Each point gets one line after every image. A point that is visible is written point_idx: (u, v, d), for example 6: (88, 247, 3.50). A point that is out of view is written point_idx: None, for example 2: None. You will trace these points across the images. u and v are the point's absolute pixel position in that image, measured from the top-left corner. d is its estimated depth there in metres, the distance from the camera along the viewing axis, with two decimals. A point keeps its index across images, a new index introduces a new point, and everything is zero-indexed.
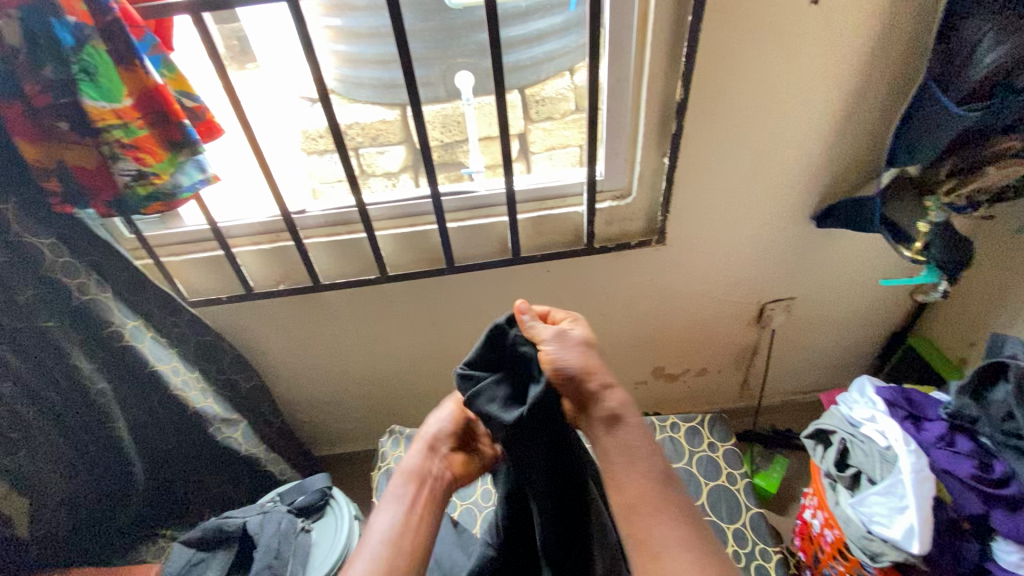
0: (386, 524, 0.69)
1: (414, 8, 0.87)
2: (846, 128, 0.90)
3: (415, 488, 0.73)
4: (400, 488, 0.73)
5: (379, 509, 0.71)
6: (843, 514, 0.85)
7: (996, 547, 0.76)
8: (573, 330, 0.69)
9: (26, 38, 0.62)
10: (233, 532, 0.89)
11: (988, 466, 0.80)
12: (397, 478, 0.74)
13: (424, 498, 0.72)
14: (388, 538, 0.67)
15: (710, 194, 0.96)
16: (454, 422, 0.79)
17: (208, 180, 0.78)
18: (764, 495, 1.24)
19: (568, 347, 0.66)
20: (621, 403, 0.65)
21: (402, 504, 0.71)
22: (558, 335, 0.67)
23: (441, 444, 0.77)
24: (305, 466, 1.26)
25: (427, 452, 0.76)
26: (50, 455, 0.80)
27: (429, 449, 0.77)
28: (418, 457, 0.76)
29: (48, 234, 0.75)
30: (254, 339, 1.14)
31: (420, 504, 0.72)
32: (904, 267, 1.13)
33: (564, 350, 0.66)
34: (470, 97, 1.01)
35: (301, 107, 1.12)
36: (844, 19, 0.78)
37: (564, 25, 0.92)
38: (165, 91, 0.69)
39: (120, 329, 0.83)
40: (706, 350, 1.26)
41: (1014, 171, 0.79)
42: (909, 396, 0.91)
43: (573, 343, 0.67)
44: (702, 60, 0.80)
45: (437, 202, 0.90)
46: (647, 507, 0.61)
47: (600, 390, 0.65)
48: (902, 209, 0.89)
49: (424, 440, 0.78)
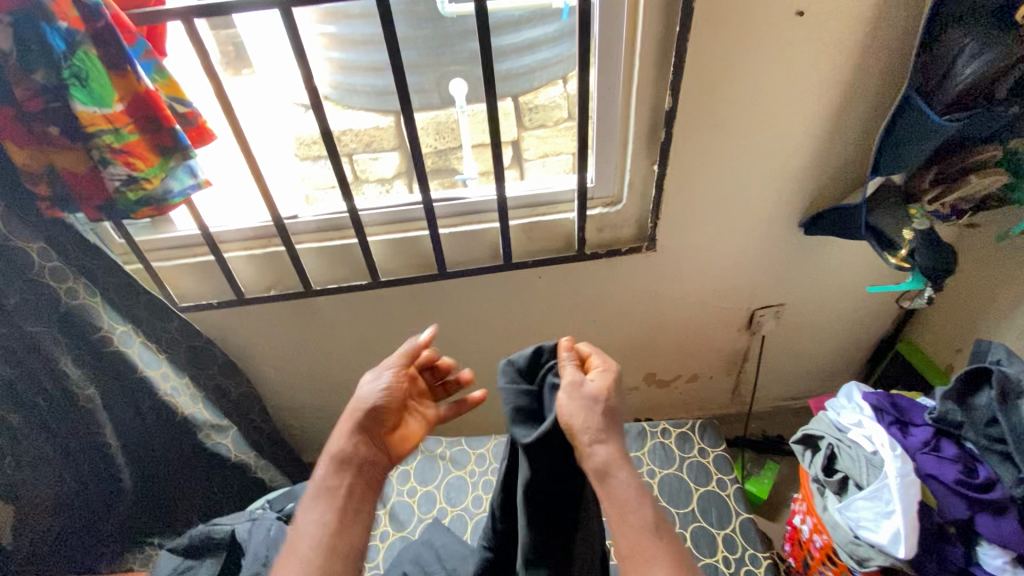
0: (316, 523, 0.58)
1: (408, 15, 0.88)
2: (832, 137, 0.91)
3: (346, 480, 0.61)
4: (333, 477, 0.61)
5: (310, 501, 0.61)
6: (831, 519, 0.86)
7: (981, 551, 0.77)
8: (589, 382, 0.66)
9: (18, 44, 0.61)
10: (221, 539, 0.88)
11: (972, 470, 0.81)
12: (324, 466, 0.63)
13: (358, 486, 0.62)
14: (321, 540, 0.57)
15: (699, 201, 0.97)
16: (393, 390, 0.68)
17: (198, 185, 0.79)
18: (754, 500, 1.25)
19: (582, 394, 0.64)
20: (606, 458, 0.60)
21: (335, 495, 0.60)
22: (573, 382, 0.65)
23: (371, 421, 0.65)
24: (295, 473, 1.25)
25: (359, 428, 0.65)
26: (31, 461, 0.78)
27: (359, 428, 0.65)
28: (347, 438, 0.64)
29: (34, 237, 0.74)
30: (246, 345, 1.13)
31: (355, 497, 0.61)
32: (891, 274, 1.14)
33: (569, 403, 0.63)
34: (464, 104, 1.03)
35: (294, 113, 1.11)
36: (829, 30, 0.79)
37: (556, 34, 0.93)
38: (156, 96, 0.69)
39: (110, 334, 0.83)
40: (697, 356, 1.27)
41: (996, 180, 0.81)
42: (896, 401, 0.92)
43: (591, 391, 0.65)
44: (690, 69, 0.81)
45: (428, 208, 0.91)
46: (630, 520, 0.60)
47: (589, 446, 0.60)
48: (888, 214, 0.90)
49: (355, 411, 0.66)
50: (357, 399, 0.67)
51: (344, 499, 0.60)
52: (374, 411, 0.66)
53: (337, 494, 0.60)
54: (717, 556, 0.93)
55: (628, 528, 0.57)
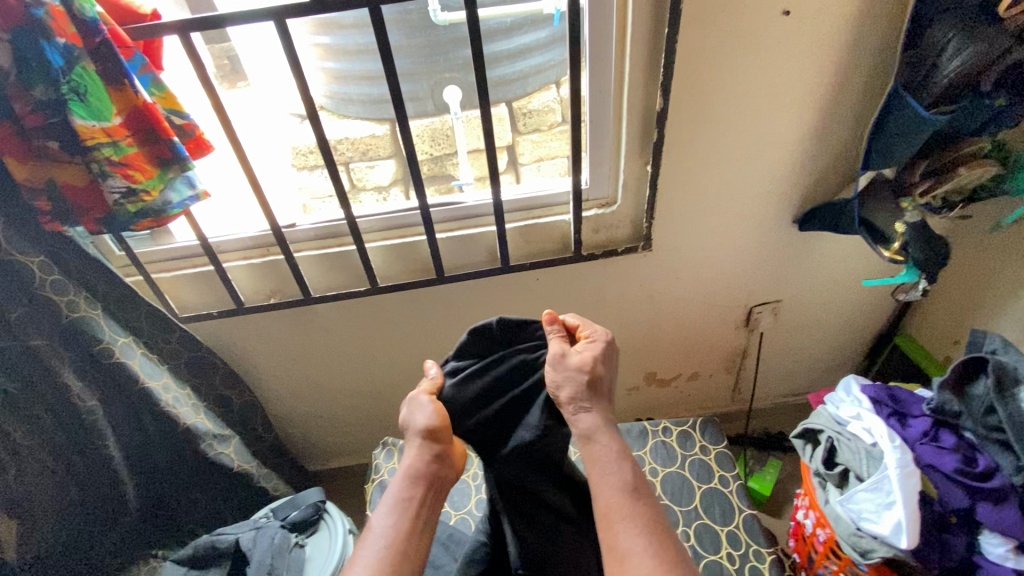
0: (388, 526, 0.65)
1: (401, 25, 0.89)
2: (822, 135, 0.92)
3: (418, 492, 0.68)
4: (402, 492, 0.68)
5: (386, 503, 0.68)
6: (833, 512, 0.85)
7: (983, 540, 0.78)
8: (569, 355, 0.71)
9: (18, 62, 0.63)
10: (225, 549, 0.89)
11: (972, 460, 0.81)
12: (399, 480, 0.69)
13: (428, 496, 0.69)
14: (391, 537, 0.65)
15: (692, 201, 0.98)
16: (444, 413, 0.71)
17: (197, 196, 0.80)
18: (757, 497, 1.25)
19: (572, 365, 0.70)
20: (591, 425, 0.69)
21: (403, 508, 0.67)
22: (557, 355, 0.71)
23: (443, 433, 0.70)
24: (298, 481, 1.26)
25: (435, 436, 0.69)
26: (32, 475, 0.77)
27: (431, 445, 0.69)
28: (421, 459, 0.69)
29: (37, 252, 0.76)
30: (248, 355, 1.14)
31: (421, 505, 0.68)
32: (885, 268, 1.15)
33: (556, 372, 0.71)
34: (458, 110, 1.03)
35: (290, 124, 1.14)
36: (815, 29, 0.81)
37: (548, 40, 0.94)
38: (154, 108, 0.71)
39: (110, 346, 0.84)
40: (697, 355, 1.27)
41: (985, 171, 0.82)
42: (893, 394, 0.93)
43: (576, 361, 0.70)
44: (679, 71, 0.83)
45: (425, 214, 0.92)
46: (627, 495, 0.65)
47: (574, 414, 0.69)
48: (880, 210, 0.92)
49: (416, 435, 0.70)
50: (415, 419, 0.70)
51: (418, 515, 0.67)
52: (438, 429, 0.70)
53: (410, 504, 0.67)
54: (721, 553, 0.93)
55: (606, 487, 0.66)
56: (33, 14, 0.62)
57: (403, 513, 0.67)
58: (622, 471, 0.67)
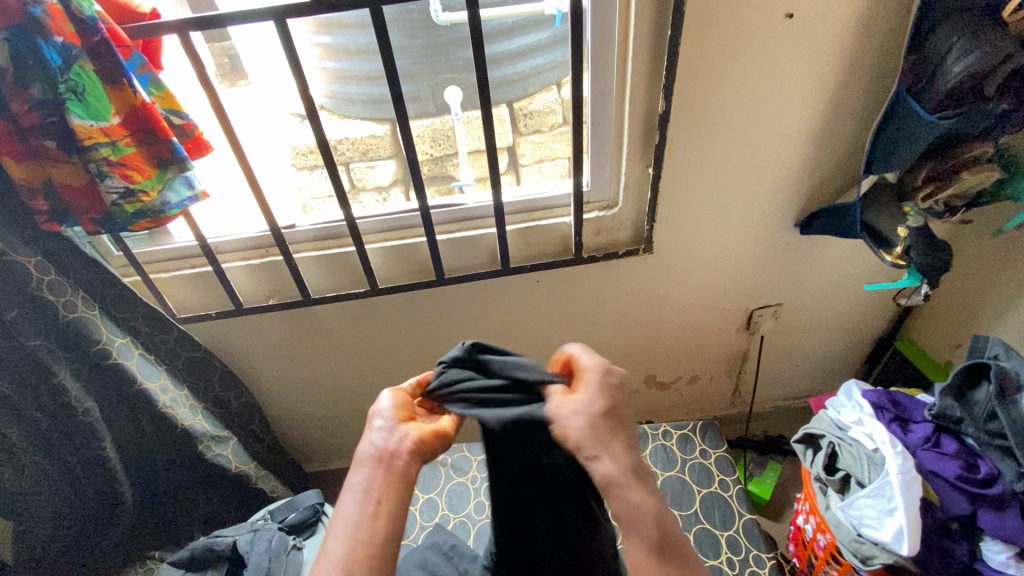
0: (342, 517, 0.55)
1: (402, 25, 0.89)
2: (824, 138, 0.92)
3: (368, 473, 0.57)
4: (351, 478, 0.57)
5: (345, 491, 0.56)
6: (835, 518, 0.85)
7: (985, 547, 0.77)
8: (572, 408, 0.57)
9: (14, 58, 0.62)
10: (223, 552, 0.88)
11: (973, 465, 0.81)
12: (352, 466, 0.58)
13: (385, 477, 0.57)
14: (346, 534, 0.54)
15: (693, 204, 0.98)
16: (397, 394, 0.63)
17: (195, 196, 0.79)
18: (757, 501, 1.24)
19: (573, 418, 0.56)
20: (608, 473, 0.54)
21: (354, 493, 0.56)
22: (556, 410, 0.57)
23: (397, 413, 0.61)
24: (296, 483, 1.25)
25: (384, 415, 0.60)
26: (33, 476, 0.78)
27: (390, 423, 0.59)
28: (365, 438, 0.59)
29: (33, 252, 0.75)
30: (246, 356, 1.14)
31: (378, 491, 0.56)
32: (887, 272, 1.15)
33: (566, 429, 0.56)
34: (458, 111, 1.02)
35: (290, 124, 1.13)
36: (818, 34, 0.80)
37: (549, 41, 0.94)
38: (152, 108, 0.70)
39: (107, 346, 0.83)
40: (697, 358, 1.27)
41: (987, 176, 0.81)
42: (895, 399, 0.93)
43: (575, 406, 0.57)
44: (682, 75, 0.82)
45: (426, 215, 0.91)
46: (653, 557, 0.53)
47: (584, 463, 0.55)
48: (882, 214, 0.92)
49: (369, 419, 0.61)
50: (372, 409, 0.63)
51: (371, 495, 0.55)
52: (391, 404, 0.62)
53: (364, 489, 0.56)
54: (721, 558, 0.93)
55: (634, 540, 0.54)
56: (30, 13, 0.61)
57: (354, 497, 0.56)
58: (644, 527, 0.53)
